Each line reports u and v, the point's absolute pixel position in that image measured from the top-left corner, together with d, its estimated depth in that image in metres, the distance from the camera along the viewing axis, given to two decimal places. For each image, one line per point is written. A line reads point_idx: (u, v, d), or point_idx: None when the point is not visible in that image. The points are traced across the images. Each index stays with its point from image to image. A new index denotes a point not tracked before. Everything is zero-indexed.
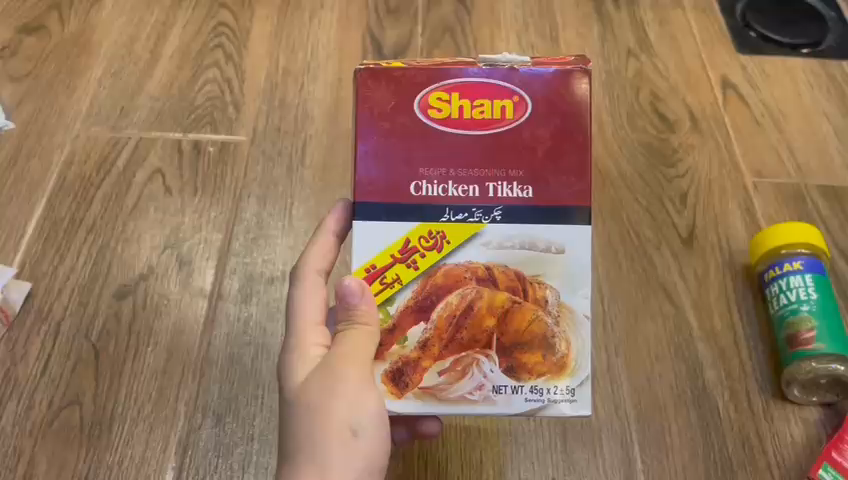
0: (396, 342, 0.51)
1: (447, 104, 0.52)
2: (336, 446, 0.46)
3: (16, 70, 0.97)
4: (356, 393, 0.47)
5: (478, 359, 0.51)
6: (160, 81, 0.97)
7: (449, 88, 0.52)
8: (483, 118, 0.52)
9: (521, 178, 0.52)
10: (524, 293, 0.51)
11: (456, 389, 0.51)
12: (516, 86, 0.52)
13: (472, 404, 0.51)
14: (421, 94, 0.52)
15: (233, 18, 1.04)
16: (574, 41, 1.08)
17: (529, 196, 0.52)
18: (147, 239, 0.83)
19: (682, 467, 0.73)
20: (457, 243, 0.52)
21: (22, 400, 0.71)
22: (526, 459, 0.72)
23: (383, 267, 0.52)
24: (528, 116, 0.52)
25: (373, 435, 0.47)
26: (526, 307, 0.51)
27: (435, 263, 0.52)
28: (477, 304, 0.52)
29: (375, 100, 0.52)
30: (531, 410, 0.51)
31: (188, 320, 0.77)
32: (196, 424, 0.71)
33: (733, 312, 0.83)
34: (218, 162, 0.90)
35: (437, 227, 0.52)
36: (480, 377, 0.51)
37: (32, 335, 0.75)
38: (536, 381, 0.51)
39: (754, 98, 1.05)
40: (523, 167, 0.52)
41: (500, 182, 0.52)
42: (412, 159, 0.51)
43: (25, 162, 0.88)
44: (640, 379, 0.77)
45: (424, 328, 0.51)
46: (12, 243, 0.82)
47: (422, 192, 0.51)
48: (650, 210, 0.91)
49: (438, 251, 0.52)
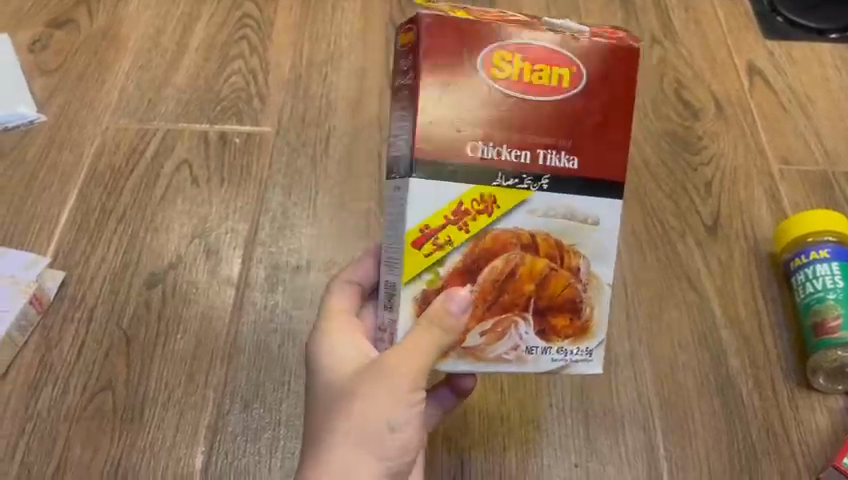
0: None
1: (508, 66, 0.48)
2: (374, 439, 0.48)
3: (47, 63, 0.99)
4: (402, 395, 0.48)
5: (516, 322, 0.51)
6: (187, 72, 0.98)
7: (512, 47, 0.49)
8: (540, 84, 0.49)
9: (570, 148, 0.49)
10: (561, 260, 0.51)
11: (494, 349, 0.51)
12: (575, 55, 0.49)
13: (507, 363, 0.51)
14: (484, 50, 0.48)
15: (258, 10, 1.05)
16: (597, 29, 1.08)
17: (575, 167, 0.50)
18: (175, 229, 0.84)
19: (705, 454, 0.73)
20: (506, 208, 0.50)
21: (57, 385, 0.73)
22: (549, 445, 0.72)
23: (436, 229, 0.49)
24: (584, 87, 0.49)
25: (408, 428, 0.49)
26: (561, 274, 0.51)
27: (485, 227, 0.50)
28: (521, 267, 0.50)
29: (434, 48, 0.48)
30: (558, 367, 0.53)
31: (217, 308, 0.79)
32: (224, 409, 0.73)
33: (758, 300, 0.83)
34: (244, 152, 0.91)
35: (490, 191, 0.49)
36: (517, 338, 0.51)
37: (66, 321, 0.77)
38: (563, 343, 0.52)
39: (781, 84, 1.04)
40: (573, 137, 0.49)
41: (550, 150, 0.49)
42: (467, 116, 0.48)
43: (57, 154, 0.90)
44: (664, 367, 0.77)
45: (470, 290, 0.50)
46: (45, 233, 0.84)
47: (477, 154, 0.48)
48: (674, 199, 0.91)
49: (488, 215, 0.50)
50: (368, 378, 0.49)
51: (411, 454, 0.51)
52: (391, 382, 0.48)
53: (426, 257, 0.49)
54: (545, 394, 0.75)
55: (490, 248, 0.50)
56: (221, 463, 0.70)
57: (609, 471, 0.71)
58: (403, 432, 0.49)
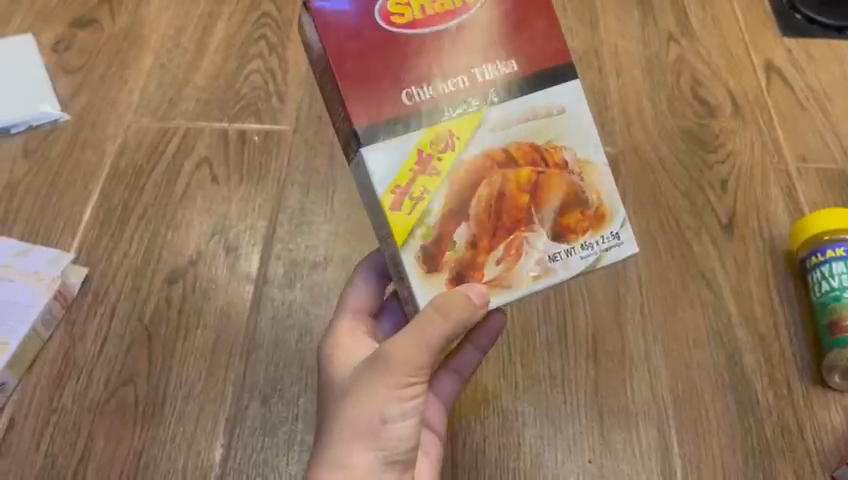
0: (446, 250, 0.51)
1: (406, 7, 0.50)
2: (368, 432, 0.52)
3: (70, 63, 1.01)
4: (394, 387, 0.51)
5: (526, 239, 0.52)
6: (207, 72, 1.00)
7: None
8: (446, 10, 0.51)
9: (503, 57, 0.51)
10: (545, 162, 0.52)
11: (518, 271, 0.51)
12: None
13: (536, 280, 0.52)
14: (379, 4, 0.49)
15: (276, 10, 1.06)
16: (613, 26, 1.08)
17: (514, 70, 0.51)
18: (195, 226, 0.86)
19: (719, 452, 0.73)
20: (467, 136, 0.51)
21: (81, 379, 0.75)
22: (563, 441, 0.73)
23: (407, 184, 0.50)
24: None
25: (402, 423, 0.52)
26: (551, 175, 0.52)
27: (454, 160, 0.51)
28: (507, 189, 0.51)
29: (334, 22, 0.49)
30: (591, 264, 0.53)
31: (236, 304, 0.80)
32: (243, 403, 0.74)
33: (773, 298, 0.83)
34: (263, 151, 0.92)
35: (442, 129, 0.50)
36: (535, 253, 0.52)
37: (90, 316, 0.79)
38: (583, 238, 0.52)
39: (799, 81, 1.03)
40: (502, 47, 0.51)
41: (484, 67, 0.51)
42: (393, 66, 0.49)
43: (80, 152, 0.92)
44: (678, 365, 0.78)
45: (468, 227, 0.51)
46: (69, 229, 0.85)
47: (415, 99, 0.50)
48: (689, 196, 0.91)
49: (452, 150, 0.51)
50: (366, 376, 0.52)
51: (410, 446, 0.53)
52: (388, 380, 0.51)
53: (408, 215, 0.50)
54: (558, 391, 0.76)
55: (470, 177, 0.51)
56: (240, 457, 0.71)
57: (623, 468, 0.72)
58: (399, 425, 0.52)
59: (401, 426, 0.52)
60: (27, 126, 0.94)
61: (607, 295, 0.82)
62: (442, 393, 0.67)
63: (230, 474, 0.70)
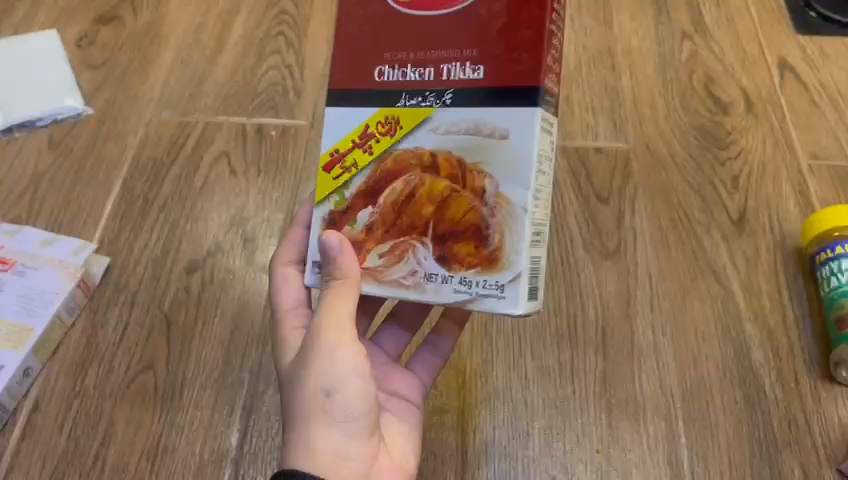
0: (348, 223, 0.56)
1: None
2: (317, 406, 0.52)
3: (94, 58, 1.03)
4: (329, 358, 0.52)
5: (413, 246, 0.53)
6: (226, 68, 1.02)
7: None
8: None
9: (473, 57, 0.50)
10: (463, 181, 0.51)
11: (391, 273, 0.54)
12: None
13: (405, 289, 0.53)
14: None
15: (295, 7, 1.08)
16: (627, 25, 1.09)
17: (479, 76, 0.50)
18: (214, 218, 0.88)
19: (726, 444, 0.74)
20: (409, 127, 0.53)
21: (103, 364, 0.77)
22: (571, 431, 0.74)
23: (345, 151, 0.56)
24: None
25: (346, 392, 0.52)
26: (463, 197, 0.52)
27: (388, 147, 0.54)
28: (418, 192, 0.53)
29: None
30: (461, 302, 0.52)
31: (253, 294, 0.82)
32: (259, 389, 0.76)
33: (783, 294, 0.84)
34: (280, 145, 0.94)
35: (389, 111, 0.54)
36: (414, 263, 0.53)
37: (111, 304, 0.81)
38: (465, 272, 0.52)
39: (812, 78, 1.04)
40: (476, 45, 0.50)
41: (453, 63, 0.51)
42: (379, 39, 0.54)
43: (103, 145, 0.94)
44: (687, 358, 0.79)
45: (372, 212, 0.55)
46: (92, 219, 0.88)
47: (383, 77, 0.54)
48: (700, 193, 0.92)
49: (391, 137, 0.54)
50: (301, 368, 0.53)
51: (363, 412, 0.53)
52: (320, 364, 0.52)
53: (335, 179, 0.56)
54: (567, 381, 0.77)
55: (394, 170, 0.54)
56: (256, 441, 0.73)
57: (631, 459, 0.73)
58: (342, 393, 0.52)
59: (345, 395, 0.52)
60: (51, 120, 0.96)
61: (617, 290, 0.83)
62: (442, 348, 0.69)
63: (246, 457, 0.72)
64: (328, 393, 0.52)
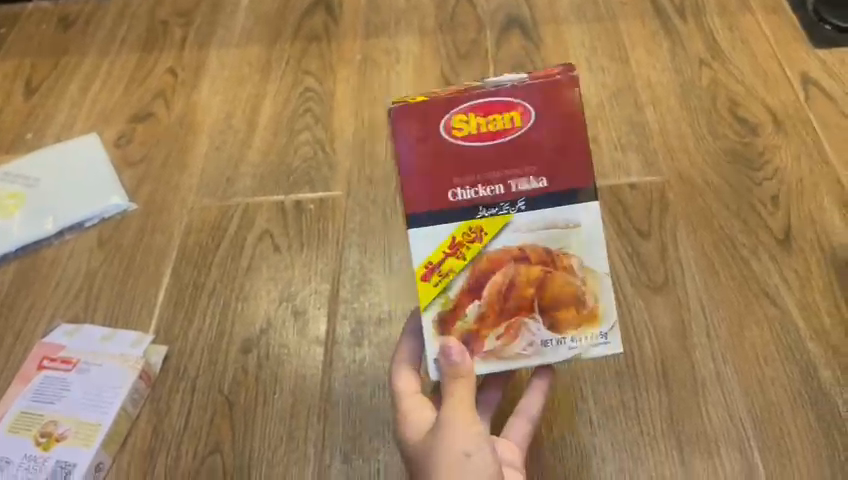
0: (457, 318, 0.62)
1: (466, 124, 0.58)
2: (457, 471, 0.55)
3: (132, 154, 1.07)
4: (463, 429, 0.56)
5: (525, 322, 0.62)
6: (259, 149, 1.05)
7: (467, 109, 0.58)
8: (495, 129, 0.58)
9: (536, 172, 0.59)
10: (554, 264, 0.62)
11: (510, 349, 0.62)
12: (519, 99, 0.58)
13: (526, 359, 0.62)
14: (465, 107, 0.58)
15: (319, 83, 1.12)
16: (643, 59, 1.11)
17: (543, 185, 0.60)
18: (264, 295, 0.90)
19: (806, 470, 0.72)
20: (494, 233, 0.61)
21: (170, 453, 0.78)
22: (644, 472, 0.73)
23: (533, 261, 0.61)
24: (533, 123, 0.58)
25: (481, 452, 0.56)
26: (557, 275, 0.62)
27: (479, 252, 0.61)
28: (518, 278, 0.61)
29: (408, 131, 0.58)
30: (575, 355, 0.63)
31: (308, 366, 0.83)
32: (326, 462, 0.76)
33: (842, 308, 0.82)
34: (319, 217, 0.97)
35: (476, 224, 0.60)
36: (529, 336, 0.62)
37: (173, 391, 0.82)
38: (575, 332, 0.63)
39: (837, 91, 1.04)
40: (537, 163, 0.59)
41: (520, 178, 0.59)
42: (450, 170, 0.59)
43: (149, 237, 0.97)
44: (752, 384, 0.77)
45: (479, 305, 0.62)
46: (146, 310, 0.90)
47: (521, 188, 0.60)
48: (741, 215, 0.91)
49: (479, 242, 0.61)
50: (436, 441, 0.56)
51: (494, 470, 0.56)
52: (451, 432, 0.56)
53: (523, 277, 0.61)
54: (633, 419, 0.76)
55: (489, 268, 0.61)
56: None
57: None
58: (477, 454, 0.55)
59: (482, 456, 0.56)
60: (99, 219, 1.00)
61: (671, 322, 0.83)
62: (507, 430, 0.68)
63: None
64: (467, 453, 0.55)
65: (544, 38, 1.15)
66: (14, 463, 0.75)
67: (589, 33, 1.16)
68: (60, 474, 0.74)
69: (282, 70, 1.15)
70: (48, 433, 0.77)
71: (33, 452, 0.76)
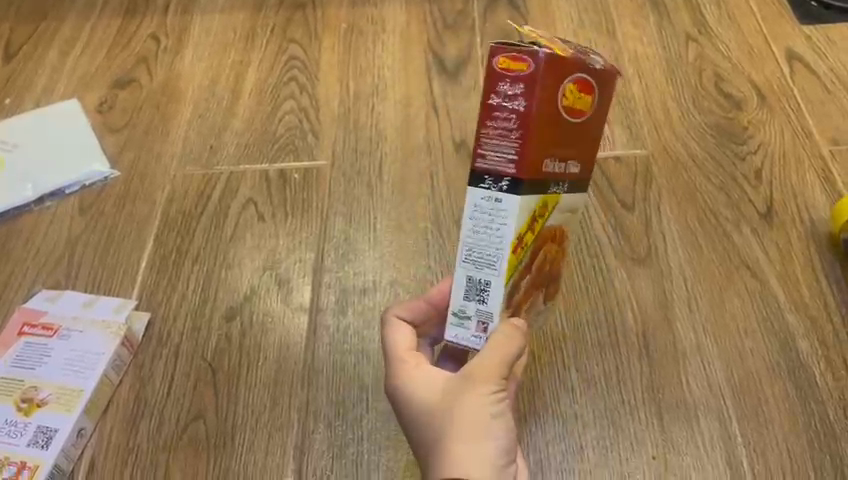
0: (516, 292, 0.57)
1: (571, 95, 0.50)
2: (478, 431, 0.56)
3: (114, 121, 1.06)
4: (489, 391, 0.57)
5: (532, 295, 0.61)
6: (243, 117, 1.04)
7: (578, 79, 0.50)
8: (584, 109, 0.52)
9: (578, 161, 0.55)
10: (558, 245, 0.62)
11: (520, 317, 0.61)
12: (601, 84, 0.54)
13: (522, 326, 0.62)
14: (576, 77, 0.50)
15: (304, 51, 1.11)
16: (630, 33, 1.11)
17: (575, 174, 0.56)
18: (248, 263, 0.89)
19: (783, 438, 0.73)
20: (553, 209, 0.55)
21: (153, 419, 0.78)
22: (625, 439, 0.74)
23: (554, 240, 0.60)
24: (598, 113, 0.55)
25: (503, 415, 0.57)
26: (556, 254, 0.62)
27: (541, 228, 0.56)
28: (546, 254, 0.60)
29: (535, 86, 0.47)
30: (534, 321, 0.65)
31: (293, 334, 0.83)
32: (309, 428, 0.76)
33: (821, 281, 0.83)
34: (304, 186, 0.96)
35: (549, 198, 0.54)
36: (532, 307, 0.62)
37: (156, 358, 0.82)
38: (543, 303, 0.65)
39: (822, 67, 1.05)
40: (583, 151, 0.55)
41: (571, 163, 0.55)
42: (548, 140, 0.50)
43: (132, 204, 0.96)
44: (732, 354, 0.78)
45: (526, 280, 0.58)
46: (129, 277, 0.89)
47: (569, 172, 0.55)
48: (724, 189, 0.92)
49: (543, 219, 0.55)
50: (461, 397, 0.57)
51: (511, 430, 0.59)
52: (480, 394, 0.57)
53: (547, 254, 0.60)
54: (614, 389, 0.77)
55: (541, 243, 0.58)
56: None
57: (687, 461, 0.72)
58: (500, 416, 0.57)
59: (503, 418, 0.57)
60: (80, 185, 0.99)
61: (653, 293, 0.83)
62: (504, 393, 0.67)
63: None
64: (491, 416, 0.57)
65: (532, 9, 1.14)
66: None
67: (576, 5, 1.15)
68: (41, 439, 0.73)
69: (266, 37, 1.13)
70: (29, 398, 0.77)
71: (13, 418, 0.75)
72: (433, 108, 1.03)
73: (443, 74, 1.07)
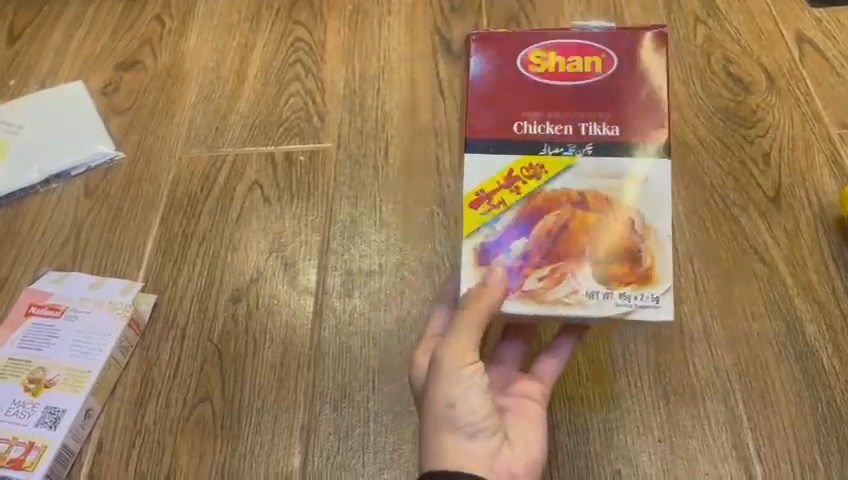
0: (502, 254, 0.62)
1: (544, 61, 0.66)
2: (443, 415, 0.59)
3: (119, 103, 1.05)
4: (456, 372, 0.59)
5: (572, 269, 0.62)
6: (248, 99, 1.04)
7: (548, 48, 0.66)
8: (576, 70, 0.65)
9: (607, 118, 0.64)
10: (610, 215, 0.63)
11: (553, 292, 0.61)
12: (603, 48, 0.66)
13: (568, 306, 0.61)
14: (529, 51, 0.66)
15: (309, 33, 1.10)
16: (638, 15, 1.10)
17: (616, 133, 0.64)
18: (253, 246, 0.89)
19: (789, 421, 0.73)
20: (555, 172, 0.64)
21: (159, 401, 0.78)
22: (631, 422, 0.74)
23: (593, 208, 0.63)
24: (612, 71, 0.65)
25: (469, 401, 0.59)
26: (614, 226, 0.62)
27: (536, 189, 0.64)
28: (570, 221, 0.62)
29: (484, 62, 0.66)
30: (623, 313, 0.61)
31: (299, 317, 0.83)
32: (316, 410, 0.77)
33: (829, 265, 0.83)
34: (309, 169, 0.96)
35: (537, 160, 0.64)
36: (573, 283, 0.61)
37: (162, 340, 0.82)
38: (624, 289, 0.61)
39: (832, 50, 1.04)
40: (608, 110, 0.64)
41: (591, 123, 0.64)
42: (523, 102, 0.65)
43: (137, 187, 0.96)
44: (739, 338, 0.78)
45: (526, 243, 0.62)
46: (135, 260, 0.89)
47: (590, 132, 0.64)
48: (732, 173, 0.92)
49: (537, 180, 0.64)
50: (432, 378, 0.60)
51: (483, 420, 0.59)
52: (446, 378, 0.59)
53: (580, 223, 0.62)
54: (621, 371, 0.77)
55: (544, 207, 0.63)
56: (318, 461, 0.74)
57: (693, 444, 0.72)
58: (464, 404, 0.59)
59: (469, 405, 0.59)
60: (86, 167, 0.99)
61: None
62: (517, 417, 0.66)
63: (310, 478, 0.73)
64: (453, 405, 0.59)
65: None
66: (3, 408, 0.75)
67: None
68: (49, 420, 0.74)
69: (271, 19, 1.13)
70: (37, 379, 0.77)
71: (21, 398, 0.76)
72: (439, 91, 1.02)
73: (449, 56, 1.07)
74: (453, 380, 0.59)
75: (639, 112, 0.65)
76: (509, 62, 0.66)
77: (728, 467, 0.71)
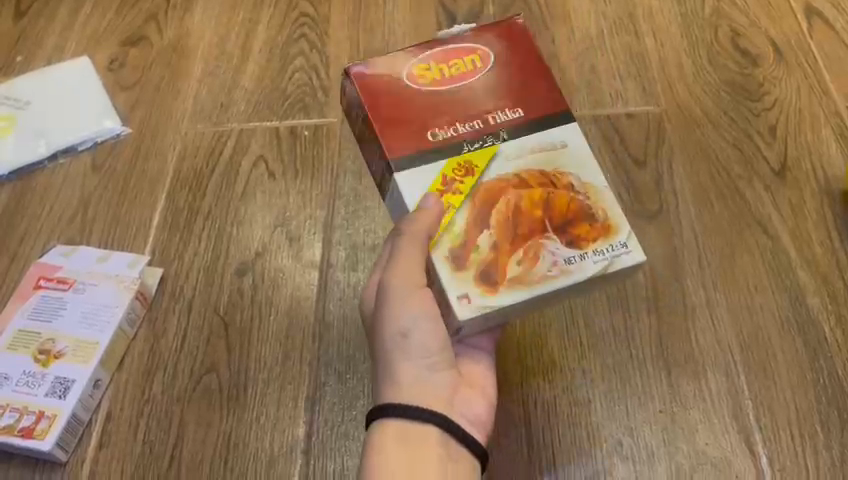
0: (471, 252, 0.59)
1: (427, 71, 0.65)
2: (394, 341, 0.62)
3: (125, 79, 1.06)
4: (405, 298, 0.61)
5: (543, 244, 0.59)
6: (253, 75, 1.04)
7: (425, 60, 0.65)
8: (460, 72, 0.65)
9: (509, 104, 0.64)
10: (553, 182, 0.62)
11: (536, 271, 0.59)
12: (473, 46, 0.67)
13: (552, 280, 0.58)
14: (407, 68, 0.65)
15: (314, 8, 1.10)
16: None
17: (520, 114, 0.64)
18: (259, 220, 0.90)
19: (790, 393, 0.73)
20: (485, 166, 0.62)
21: (167, 372, 0.79)
22: (632, 393, 0.74)
23: (535, 181, 0.62)
24: (491, 64, 0.66)
25: (421, 330, 0.61)
26: (559, 192, 0.61)
27: (474, 185, 0.61)
28: (522, 202, 0.61)
29: (372, 85, 0.64)
30: (604, 268, 0.59)
31: (304, 290, 0.84)
32: (320, 381, 0.78)
33: (834, 238, 0.83)
34: (314, 143, 0.96)
35: (462, 158, 0.62)
36: (551, 256, 0.59)
37: (169, 312, 0.83)
38: (594, 245, 0.60)
39: (841, 22, 1.03)
40: (507, 97, 0.65)
41: (496, 112, 0.64)
42: (424, 111, 0.63)
43: (144, 162, 0.97)
44: (741, 310, 0.78)
45: (489, 234, 0.60)
46: (142, 235, 0.90)
47: (500, 119, 0.64)
48: (738, 146, 0.92)
49: (472, 175, 0.61)
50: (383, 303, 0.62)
51: (438, 346, 0.62)
52: (395, 307, 0.61)
53: (531, 199, 0.61)
54: (623, 343, 0.77)
55: (489, 197, 0.61)
56: (323, 431, 0.75)
57: (694, 415, 0.73)
58: (417, 333, 0.61)
59: (422, 332, 0.61)
60: (93, 142, 0.99)
61: (664, 251, 0.83)
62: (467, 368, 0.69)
63: (315, 447, 0.74)
64: (404, 335, 0.61)
65: None
66: (14, 379, 0.76)
67: None
68: (59, 390, 0.75)
69: None
70: (47, 350, 0.78)
71: (32, 369, 0.77)
72: None
73: (454, 31, 1.06)
74: (422, 322, 0.60)
75: (531, 85, 0.65)
76: (395, 76, 0.64)
77: (729, 438, 0.71)
